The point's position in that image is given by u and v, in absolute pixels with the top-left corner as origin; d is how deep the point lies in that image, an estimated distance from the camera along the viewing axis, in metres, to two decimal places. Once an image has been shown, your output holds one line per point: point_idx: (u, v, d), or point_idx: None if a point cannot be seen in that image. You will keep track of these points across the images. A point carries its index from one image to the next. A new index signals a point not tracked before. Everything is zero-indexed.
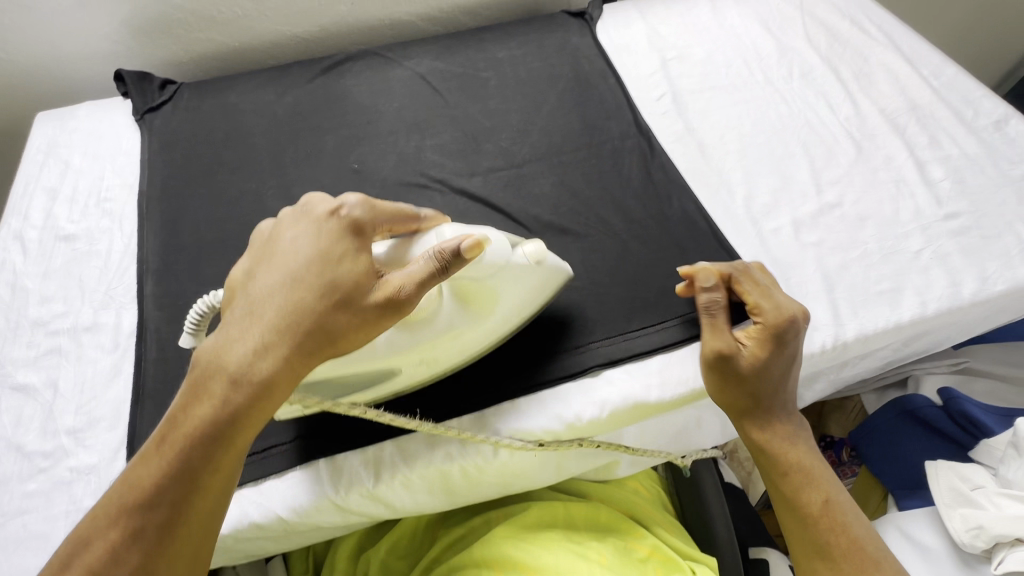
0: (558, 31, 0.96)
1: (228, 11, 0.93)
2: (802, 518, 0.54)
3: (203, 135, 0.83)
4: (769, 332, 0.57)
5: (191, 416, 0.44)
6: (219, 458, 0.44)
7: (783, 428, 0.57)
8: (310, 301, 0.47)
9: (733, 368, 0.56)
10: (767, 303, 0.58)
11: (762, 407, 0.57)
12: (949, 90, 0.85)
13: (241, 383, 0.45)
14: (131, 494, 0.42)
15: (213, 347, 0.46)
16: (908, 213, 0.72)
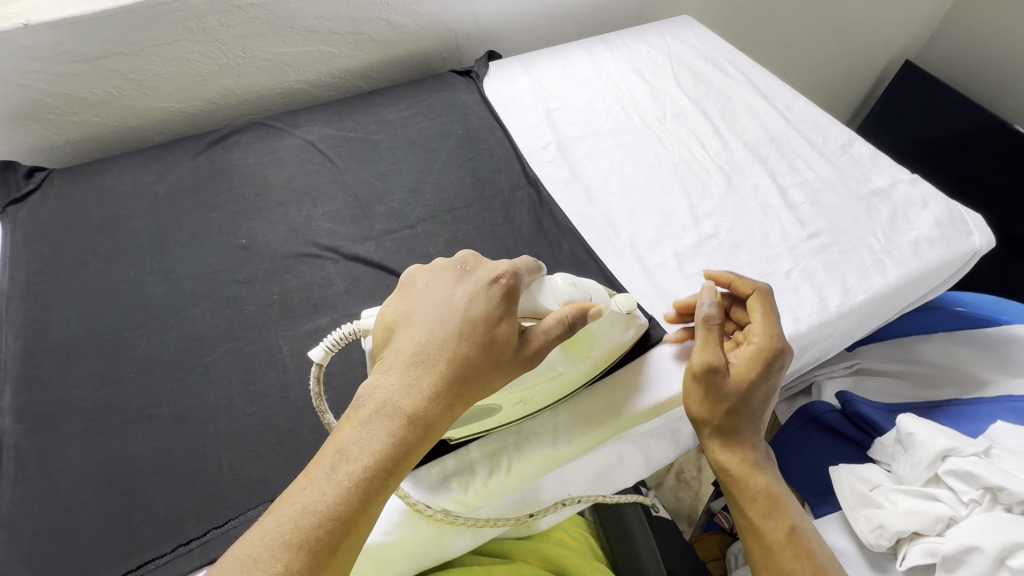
0: (446, 90, 0.99)
1: (101, 92, 0.90)
2: (763, 543, 0.55)
3: (75, 224, 0.79)
4: (755, 356, 0.57)
5: (365, 445, 0.44)
6: (375, 502, 0.43)
7: (751, 451, 0.58)
8: (477, 349, 0.47)
9: (715, 389, 0.56)
10: (756, 330, 0.59)
11: (738, 428, 0.57)
12: (801, 119, 0.94)
13: (415, 424, 0.45)
14: (301, 529, 0.40)
15: (386, 384, 0.46)
16: (776, 236, 0.78)
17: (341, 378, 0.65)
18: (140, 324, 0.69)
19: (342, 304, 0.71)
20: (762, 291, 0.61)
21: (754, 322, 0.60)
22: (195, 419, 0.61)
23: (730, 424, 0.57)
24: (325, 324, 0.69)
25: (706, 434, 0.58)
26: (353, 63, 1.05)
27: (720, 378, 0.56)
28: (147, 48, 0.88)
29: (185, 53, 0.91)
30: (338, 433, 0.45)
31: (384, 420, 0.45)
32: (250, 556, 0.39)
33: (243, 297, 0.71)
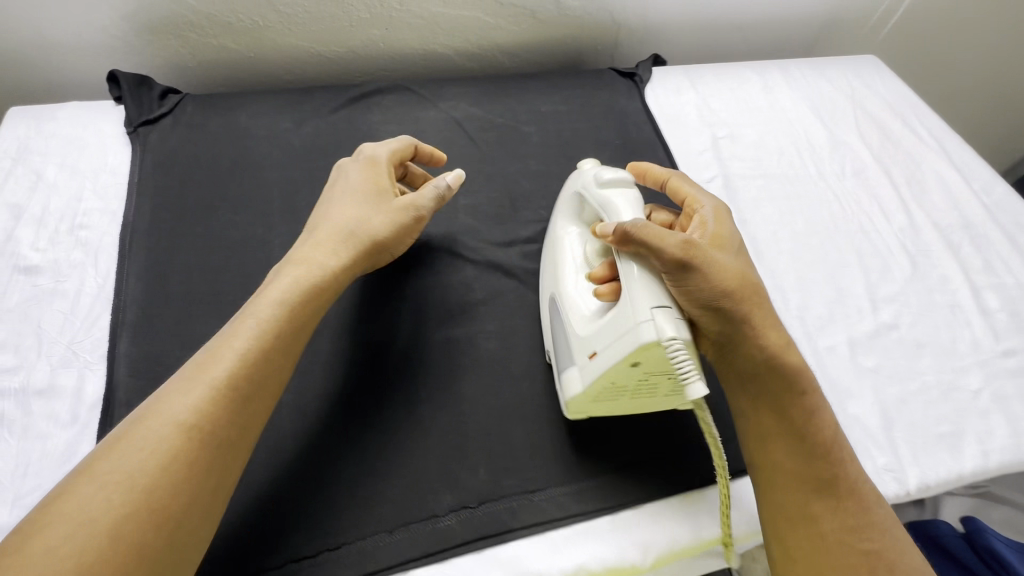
0: (604, 90, 0.90)
1: (247, 20, 0.83)
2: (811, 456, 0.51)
3: (205, 160, 0.73)
4: (717, 218, 0.57)
5: (281, 306, 0.51)
6: (265, 358, 0.49)
7: (778, 346, 0.53)
8: (373, 207, 0.61)
9: (707, 268, 0.50)
10: (702, 198, 0.60)
11: (751, 318, 0.52)
12: (1000, 210, 0.82)
13: (320, 282, 0.54)
14: (218, 381, 0.46)
15: (302, 263, 0.55)
16: (965, 344, 0.68)
17: (473, 403, 0.58)
18: None
19: (480, 316, 0.64)
20: (675, 173, 0.62)
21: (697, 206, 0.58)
22: (316, 414, 0.56)
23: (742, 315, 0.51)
24: (459, 335, 0.63)
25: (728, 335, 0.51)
26: (506, 38, 0.96)
27: (702, 251, 0.50)
28: None
29: None
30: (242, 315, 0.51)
31: (284, 285, 0.53)
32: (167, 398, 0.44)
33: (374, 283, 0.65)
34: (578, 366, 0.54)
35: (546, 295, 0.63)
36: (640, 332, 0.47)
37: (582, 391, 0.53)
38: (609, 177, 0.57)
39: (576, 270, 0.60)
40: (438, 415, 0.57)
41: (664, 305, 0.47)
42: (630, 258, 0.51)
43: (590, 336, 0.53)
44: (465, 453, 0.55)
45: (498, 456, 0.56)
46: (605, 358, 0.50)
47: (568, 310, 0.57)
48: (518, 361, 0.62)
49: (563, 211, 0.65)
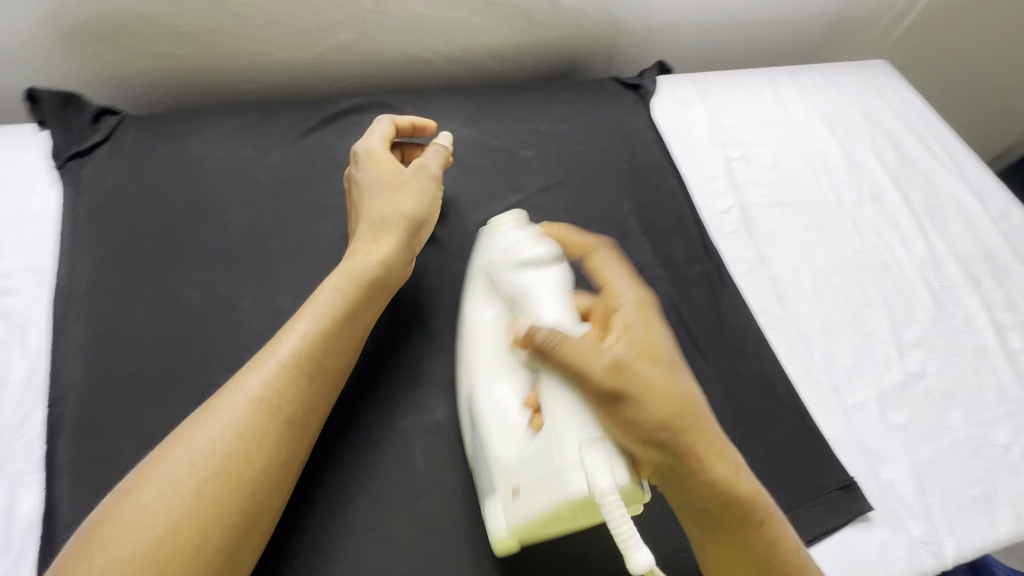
0: (608, 104, 0.81)
1: (195, 24, 0.71)
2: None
3: (153, 201, 0.62)
4: (643, 315, 0.47)
5: (350, 298, 0.52)
6: (335, 337, 0.50)
7: (729, 475, 0.43)
8: (399, 187, 0.58)
9: (634, 395, 0.42)
10: (622, 282, 0.49)
11: (688, 446, 0.42)
12: (1018, 237, 0.79)
13: (373, 275, 0.54)
14: (288, 362, 0.48)
15: (355, 252, 0.56)
16: (993, 392, 0.65)
17: None
18: (232, 368, 0.54)
19: None
20: (599, 243, 0.52)
21: (622, 285, 0.49)
22: (303, 519, 0.49)
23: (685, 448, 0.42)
24: (463, 411, 0.55)
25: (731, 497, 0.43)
26: (497, 42, 0.85)
27: (632, 375, 0.42)
28: None
29: None
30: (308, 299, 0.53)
31: (343, 272, 0.54)
32: (238, 381, 0.46)
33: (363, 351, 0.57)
34: (499, 497, 0.47)
35: (461, 394, 0.54)
36: (572, 476, 0.41)
37: (509, 529, 0.46)
38: (528, 255, 0.51)
39: (494, 371, 0.51)
40: (444, 511, 0.51)
41: (598, 440, 0.41)
42: (552, 377, 0.44)
43: (517, 467, 0.46)
44: (476, 557, 0.49)
45: (514, 559, 0.49)
46: (531, 497, 0.44)
47: (487, 436, 0.48)
48: None
49: (476, 288, 0.56)
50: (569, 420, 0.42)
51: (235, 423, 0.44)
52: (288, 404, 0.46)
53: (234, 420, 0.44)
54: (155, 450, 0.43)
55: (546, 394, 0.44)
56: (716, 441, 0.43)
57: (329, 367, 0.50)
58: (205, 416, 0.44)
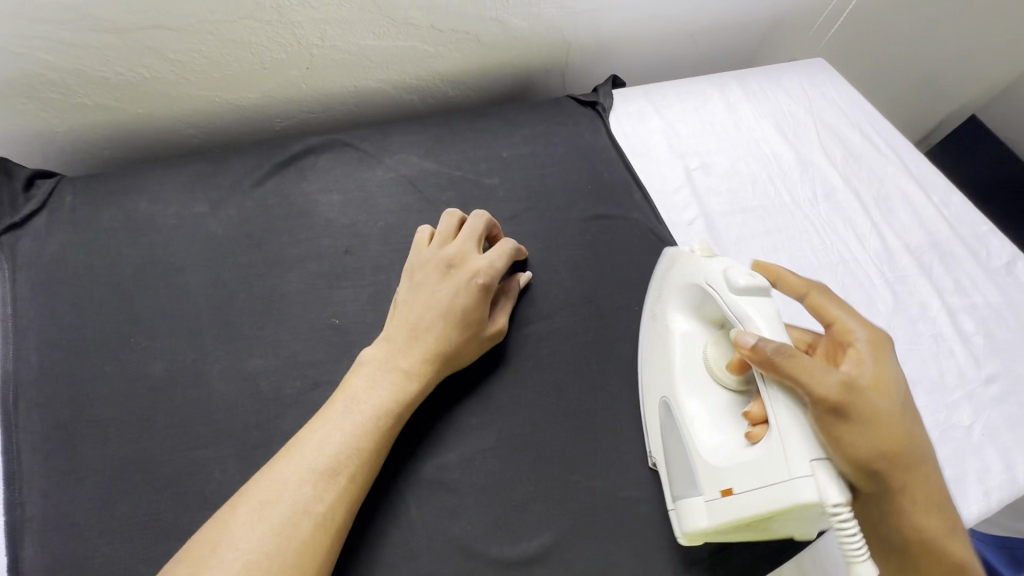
0: (566, 123, 0.82)
1: (129, 73, 0.68)
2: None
3: (102, 271, 0.59)
4: (876, 353, 0.49)
5: (406, 385, 0.52)
6: (381, 437, 0.50)
7: (920, 503, 0.47)
8: (455, 304, 0.56)
9: (862, 420, 0.43)
10: (854, 321, 0.51)
11: (898, 476, 0.45)
12: (960, 221, 0.84)
13: (417, 376, 0.53)
14: (333, 460, 0.47)
15: (410, 357, 0.54)
16: (952, 376, 0.69)
17: (483, 543, 0.51)
18: (206, 443, 0.51)
19: (475, 429, 0.56)
20: (814, 283, 0.53)
21: (852, 322, 0.50)
22: None
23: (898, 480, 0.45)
24: (455, 458, 0.54)
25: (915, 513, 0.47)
26: (450, 67, 0.84)
27: (858, 394, 0.44)
28: (198, 25, 0.66)
29: (248, 35, 0.69)
30: (349, 388, 0.51)
31: (386, 366, 0.53)
32: (280, 479, 0.45)
33: None
34: (703, 495, 0.49)
35: (651, 397, 0.57)
36: (798, 487, 0.42)
37: (710, 526, 0.48)
38: (746, 284, 0.49)
39: (695, 378, 0.53)
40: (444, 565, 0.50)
41: (823, 459, 0.42)
42: (776, 390, 0.45)
43: (726, 466, 0.47)
44: None
45: None
46: (745, 502, 0.45)
47: (689, 432, 0.51)
48: (525, 480, 0.54)
49: (673, 299, 0.57)
50: (794, 429, 0.43)
51: (271, 524, 0.43)
52: (344, 475, 0.47)
53: (270, 523, 0.43)
54: (188, 553, 0.42)
55: (768, 401, 0.45)
56: (925, 472, 0.47)
57: (370, 467, 0.49)
58: (249, 518, 0.43)
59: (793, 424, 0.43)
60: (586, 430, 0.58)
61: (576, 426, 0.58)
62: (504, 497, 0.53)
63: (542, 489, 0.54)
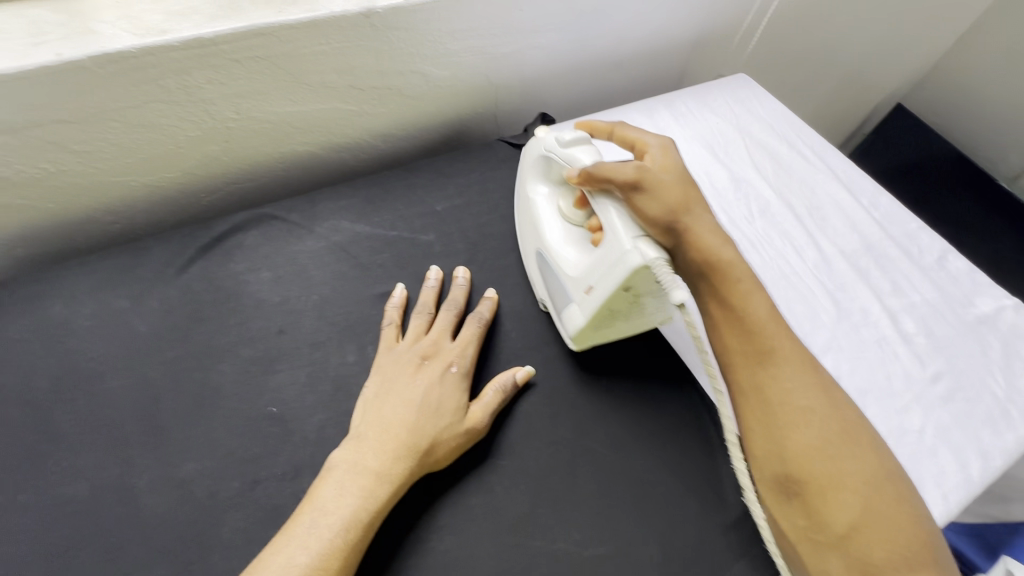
0: (500, 168, 0.81)
1: (32, 170, 0.64)
2: (750, 338, 0.51)
3: (13, 389, 0.55)
4: (663, 151, 0.60)
5: (380, 489, 0.49)
6: (353, 551, 0.47)
7: (716, 245, 0.54)
8: (428, 396, 0.55)
9: (653, 190, 0.55)
10: (648, 136, 0.62)
11: (687, 224, 0.54)
12: (890, 221, 0.86)
13: (391, 477, 0.50)
14: None
15: (383, 459, 0.51)
16: (899, 379, 0.70)
17: None
18: (137, 567, 0.48)
19: (427, 505, 0.54)
20: (616, 123, 0.65)
21: (648, 137, 0.62)
22: None
23: (685, 227, 0.53)
24: (409, 541, 0.52)
25: (706, 255, 0.53)
26: (377, 123, 0.83)
27: (649, 175, 0.56)
28: (101, 113, 0.63)
29: (157, 117, 0.67)
30: (317, 497, 0.48)
31: (357, 468, 0.50)
32: None
33: (287, 505, 0.52)
34: (576, 302, 0.60)
35: (530, 251, 0.69)
36: (629, 260, 0.53)
37: (585, 321, 0.59)
38: (571, 136, 0.62)
39: (557, 222, 0.67)
40: None
41: (643, 235, 0.54)
42: (601, 195, 0.58)
43: (584, 273, 0.59)
44: None
45: None
46: (601, 289, 0.56)
47: (557, 260, 0.63)
48: (484, 553, 0.52)
49: (529, 174, 0.70)
50: (619, 219, 0.56)
51: None
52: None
53: None
54: None
55: (601, 209, 0.58)
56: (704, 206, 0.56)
57: None
58: None
59: (613, 211, 0.56)
60: (543, 489, 0.56)
61: (532, 488, 0.56)
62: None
63: (503, 560, 0.52)
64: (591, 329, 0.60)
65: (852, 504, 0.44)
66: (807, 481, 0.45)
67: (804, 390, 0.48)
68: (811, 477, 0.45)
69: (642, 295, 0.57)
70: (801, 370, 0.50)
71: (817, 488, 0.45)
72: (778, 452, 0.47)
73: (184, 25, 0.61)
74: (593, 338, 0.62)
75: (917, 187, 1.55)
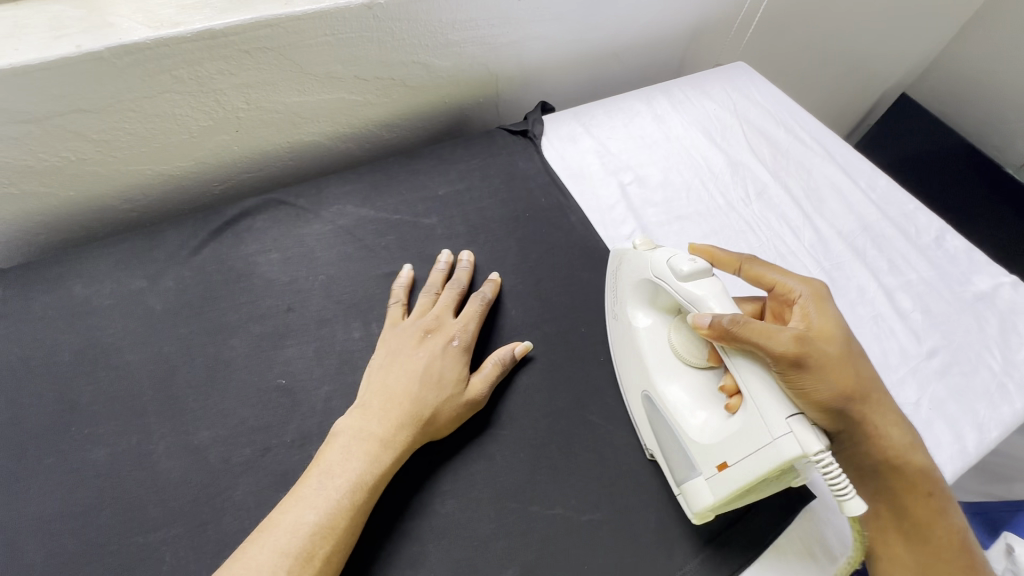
0: (500, 154, 0.84)
1: (54, 158, 0.67)
2: (909, 521, 0.52)
3: (38, 361, 0.58)
4: (818, 304, 0.54)
5: (384, 454, 0.52)
6: (359, 511, 0.49)
7: (901, 442, 0.53)
8: (431, 369, 0.57)
9: (818, 369, 0.48)
10: (791, 283, 0.56)
11: (865, 415, 0.51)
12: (887, 202, 0.87)
13: (395, 444, 0.52)
14: (306, 541, 0.45)
15: (388, 427, 0.53)
16: (895, 354, 0.71)
17: None
18: (155, 525, 0.50)
19: (429, 472, 0.56)
20: (747, 257, 0.60)
21: (791, 282, 0.56)
22: None
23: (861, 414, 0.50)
24: (412, 504, 0.54)
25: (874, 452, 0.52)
26: (381, 112, 0.86)
27: (813, 346, 0.49)
28: (119, 103, 0.66)
29: (171, 107, 0.70)
30: (325, 463, 0.51)
31: (362, 436, 0.52)
32: (252, 566, 0.44)
33: (296, 470, 0.54)
34: (704, 475, 0.51)
35: (632, 392, 0.61)
36: (782, 446, 0.45)
37: (717, 501, 0.50)
38: (688, 269, 0.55)
39: (668, 370, 0.58)
40: None
41: (797, 412, 0.46)
42: (740, 357, 0.50)
43: (716, 444, 0.50)
44: None
45: None
46: (742, 471, 0.47)
47: (676, 421, 0.54)
48: (484, 517, 0.54)
49: (630, 299, 0.63)
50: (766, 392, 0.47)
51: None
52: (316, 557, 0.45)
53: None
54: None
55: (739, 371, 0.50)
56: (890, 413, 0.53)
57: (347, 544, 0.48)
58: None
59: (761, 387, 0.48)
60: (542, 458, 0.58)
61: (532, 456, 0.58)
62: (466, 538, 0.53)
63: (502, 523, 0.54)
64: (720, 508, 0.51)
65: None
66: None
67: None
68: None
69: (783, 477, 0.49)
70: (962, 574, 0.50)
71: None
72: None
73: (196, 18, 0.64)
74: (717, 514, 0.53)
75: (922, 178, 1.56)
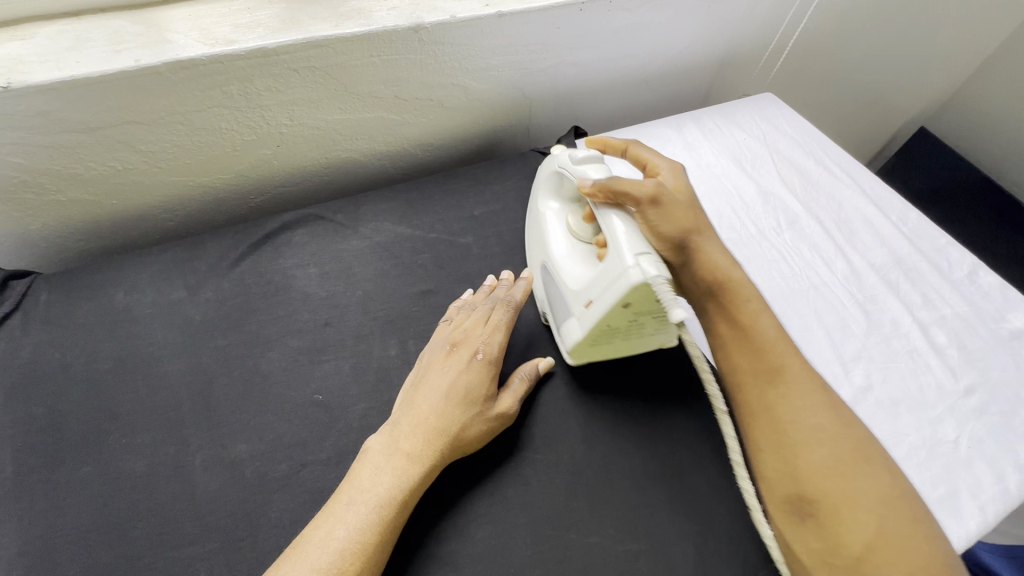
0: (535, 177, 0.84)
1: (102, 167, 0.69)
2: (756, 358, 0.50)
3: (78, 368, 0.58)
4: (675, 172, 0.61)
5: (413, 471, 0.51)
6: (389, 529, 0.48)
7: (727, 266, 0.55)
8: (457, 384, 0.56)
9: (668, 208, 0.56)
10: (660, 158, 0.63)
11: (699, 246, 0.56)
12: (919, 236, 0.87)
13: (423, 458, 0.52)
14: (338, 558, 0.45)
15: (414, 442, 0.52)
16: (932, 390, 0.70)
17: None
18: (191, 540, 0.50)
19: (466, 496, 0.55)
20: (632, 141, 0.65)
21: (659, 159, 0.63)
22: None
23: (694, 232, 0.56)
24: (448, 527, 0.53)
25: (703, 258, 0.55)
26: (417, 131, 0.87)
27: (667, 192, 0.57)
28: (169, 116, 0.68)
29: (218, 120, 0.71)
30: (355, 479, 0.50)
31: (390, 451, 0.52)
32: None
33: (332, 488, 0.53)
34: (576, 316, 0.60)
35: (536, 264, 0.69)
36: (628, 274, 0.52)
37: (583, 335, 0.58)
38: (582, 155, 0.63)
39: (562, 235, 0.66)
40: None
41: (647, 250, 0.53)
42: (608, 209, 0.58)
43: (585, 286, 0.59)
44: None
45: None
46: (600, 304, 0.55)
47: (559, 274, 0.63)
48: (522, 544, 0.53)
49: (541, 190, 0.70)
50: (624, 228, 0.55)
51: None
52: None
53: None
54: None
55: (605, 219, 0.58)
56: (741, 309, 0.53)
57: (378, 563, 0.47)
58: None
59: (618, 228, 0.55)
60: (578, 483, 0.57)
61: (568, 483, 0.57)
62: (502, 566, 0.52)
63: (539, 551, 0.53)
64: (587, 343, 0.59)
65: (870, 527, 0.42)
66: (820, 502, 0.43)
67: (811, 411, 0.47)
68: (824, 497, 0.44)
69: (638, 313, 0.56)
70: (806, 389, 0.48)
71: (830, 507, 0.43)
72: (789, 471, 0.45)
73: (249, 37, 0.66)
74: (591, 354, 0.61)
75: (953, 211, 1.54)
